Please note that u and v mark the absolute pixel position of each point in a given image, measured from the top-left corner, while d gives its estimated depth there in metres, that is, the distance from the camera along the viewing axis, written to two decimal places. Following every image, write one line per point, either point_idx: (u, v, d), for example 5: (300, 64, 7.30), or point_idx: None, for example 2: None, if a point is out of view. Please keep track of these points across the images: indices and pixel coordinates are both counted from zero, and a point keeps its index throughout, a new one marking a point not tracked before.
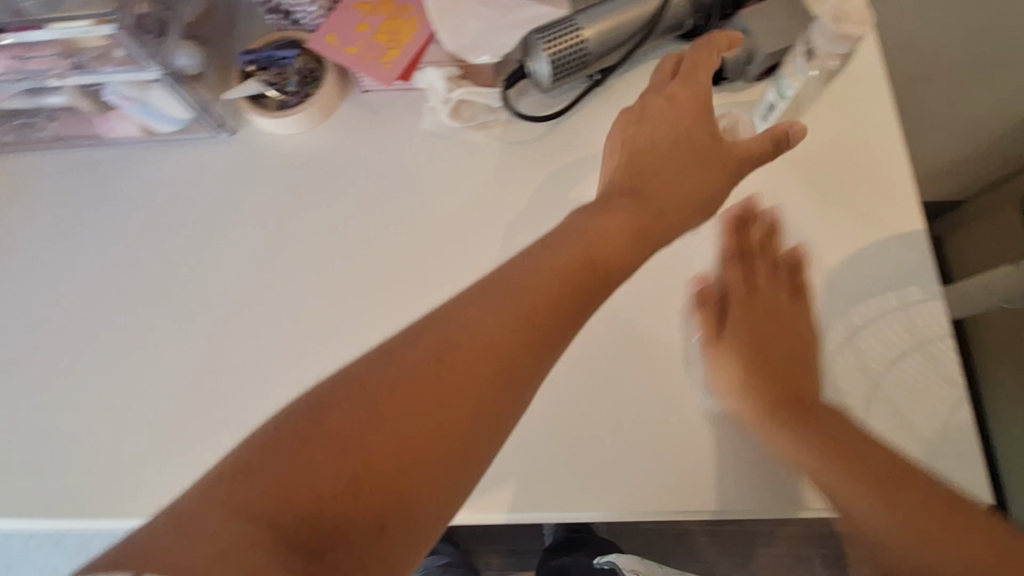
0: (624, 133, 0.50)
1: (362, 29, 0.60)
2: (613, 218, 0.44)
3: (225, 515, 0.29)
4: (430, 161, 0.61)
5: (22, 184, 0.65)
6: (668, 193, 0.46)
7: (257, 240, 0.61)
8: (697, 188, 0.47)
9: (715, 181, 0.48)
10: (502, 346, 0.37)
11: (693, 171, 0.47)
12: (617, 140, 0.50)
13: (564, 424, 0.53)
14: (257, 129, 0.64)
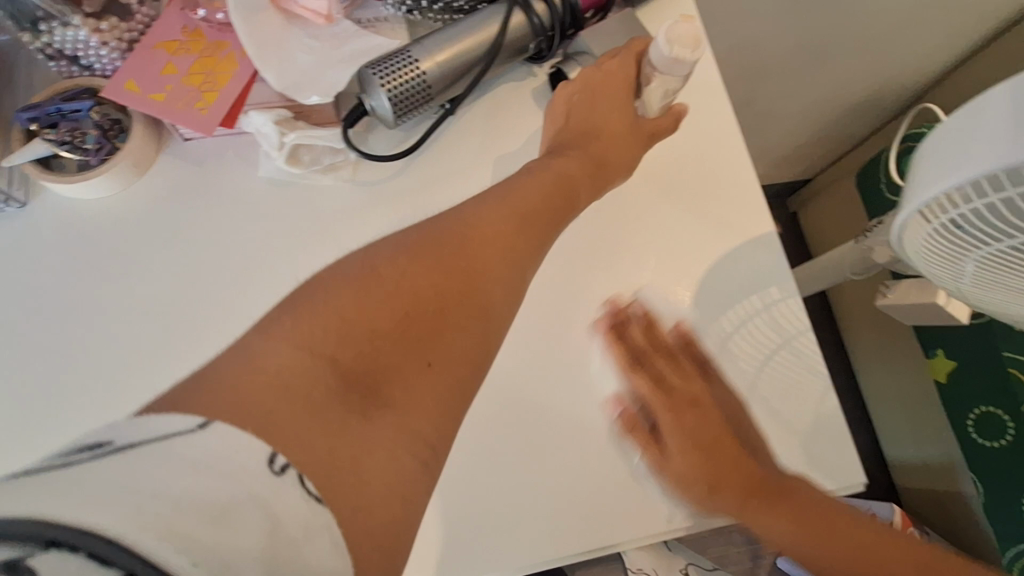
0: (597, 82, 0.54)
1: (170, 71, 0.53)
2: (529, 182, 0.47)
3: (221, 409, 0.28)
4: (272, 213, 0.55)
5: None
6: (615, 140, 0.54)
7: (71, 329, 0.52)
8: (638, 140, 0.55)
9: (645, 139, 0.55)
10: (501, 248, 0.42)
11: (607, 134, 0.54)
12: (582, 86, 0.54)
13: (453, 480, 0.50)
14: (54, 196, 0.54)
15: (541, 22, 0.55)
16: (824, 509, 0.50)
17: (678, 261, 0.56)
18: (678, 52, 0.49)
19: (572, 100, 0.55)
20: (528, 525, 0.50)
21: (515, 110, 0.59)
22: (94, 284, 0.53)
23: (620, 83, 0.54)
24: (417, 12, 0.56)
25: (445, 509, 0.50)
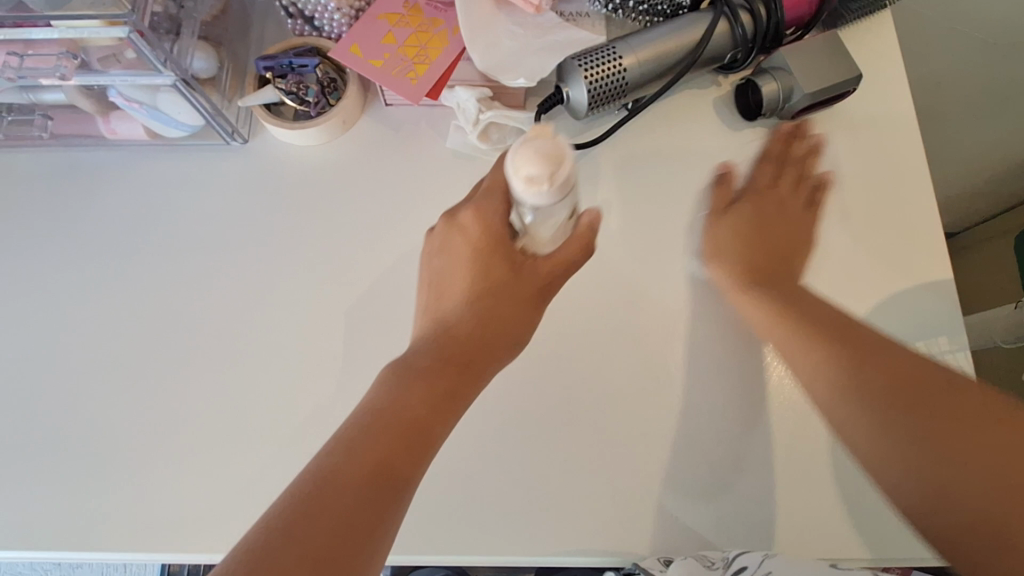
0: (470, 239, 0.47)
1: (390, 40, 0.57)
2: (457, 256, 0.47)
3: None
4: (450, 184, 0.59)
5: (11, 184, 0.61)
6: (518, 294, 0.46)
7: (265, 257, 0.58)
8: (521, 298, 0.47)
9: (534, 298, 0.47)
10: (450, 404, 0.42)
11: (502, 296, 0.46)
12: (456, 239, 0.47)
13: (585, 465, 0.52)
14: (270, 138, 0.61)
15: (744, 33, 0.55)
16: (901, 396, 0.42)
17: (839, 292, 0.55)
18: (532, 174, 0.36)
19: (453, 270, 0.47)
20: (655, 522, 0.51)
21: (694, 118, 0.60)
22: (291, 221, 0.59)
23: (492, 233, 0.46)
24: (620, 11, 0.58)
25: (575, 486, 0.51)
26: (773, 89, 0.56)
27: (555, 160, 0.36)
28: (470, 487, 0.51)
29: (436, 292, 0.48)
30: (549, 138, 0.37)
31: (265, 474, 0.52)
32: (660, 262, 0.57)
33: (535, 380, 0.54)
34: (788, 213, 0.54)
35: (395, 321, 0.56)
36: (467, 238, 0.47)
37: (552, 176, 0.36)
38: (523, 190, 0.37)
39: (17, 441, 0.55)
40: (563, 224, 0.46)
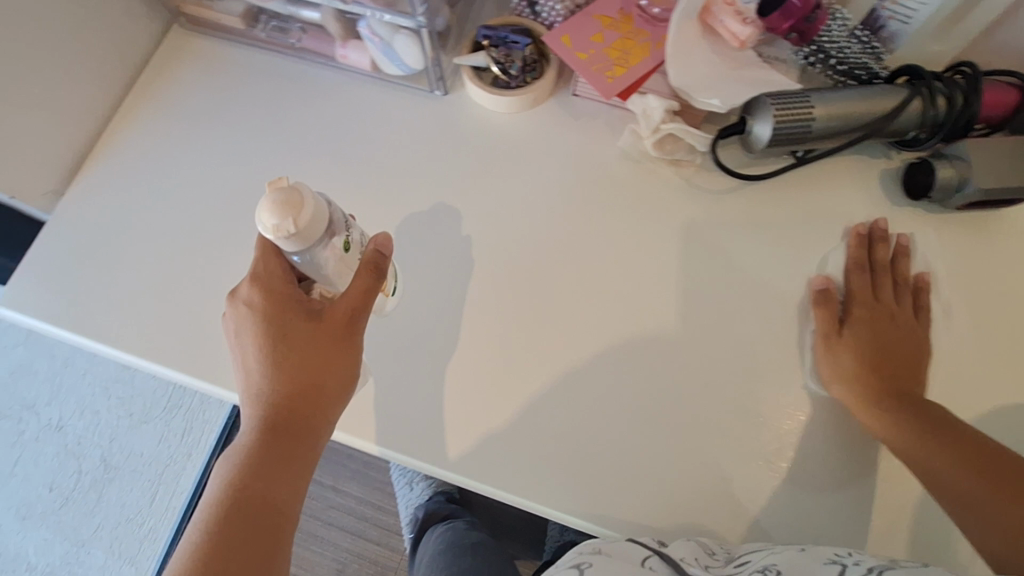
0: (259, 311, 0.53)
1: (598, 39, 0.63)
2: (260, 330, 0.53)
3: None
4: (612, 178, 0.64)
5: (245, 75, 0.70)
6: (327, 338, 0.53)
7: (435, 195, 0.65)
8: (333, 341, 0.53)
9: (343, 335, 0.53)
10: (290, 460, 0.51)
11: (300, 354, 0.52)
12: (242, 314, 0.53)
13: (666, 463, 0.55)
14: (466, 96, 0.68)
15: (936, 115, 0.58)
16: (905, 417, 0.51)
17: (961, 387, 0.56)
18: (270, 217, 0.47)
19: (251, 344, 0.53)
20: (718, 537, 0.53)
21: (855, 183, 0.63)
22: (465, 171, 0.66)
23: (275, 300, 0.53)
24: (817, 65, 0.62)
25: (653, 479, 0.54)
26: (950, 175, 0.57)
27: (294, 208, 0.47)
28: (562, 448, 0.55)
29: (246, 370, 0.53)
30: (286, 188, 0.47)
31: (387, 377, 0.59)
32: (789, 303, 0.59)
33: (642, 374, 0.57)
34: (904, 333, 0.55)
35: (528, 281, 0.61)
36: (251, 308, 0.53)
37: (297, 217, 0.47)
38: (279, 236, 0.47)
39: (191, 282, 0.63)
40: (344, 265, 0.53)
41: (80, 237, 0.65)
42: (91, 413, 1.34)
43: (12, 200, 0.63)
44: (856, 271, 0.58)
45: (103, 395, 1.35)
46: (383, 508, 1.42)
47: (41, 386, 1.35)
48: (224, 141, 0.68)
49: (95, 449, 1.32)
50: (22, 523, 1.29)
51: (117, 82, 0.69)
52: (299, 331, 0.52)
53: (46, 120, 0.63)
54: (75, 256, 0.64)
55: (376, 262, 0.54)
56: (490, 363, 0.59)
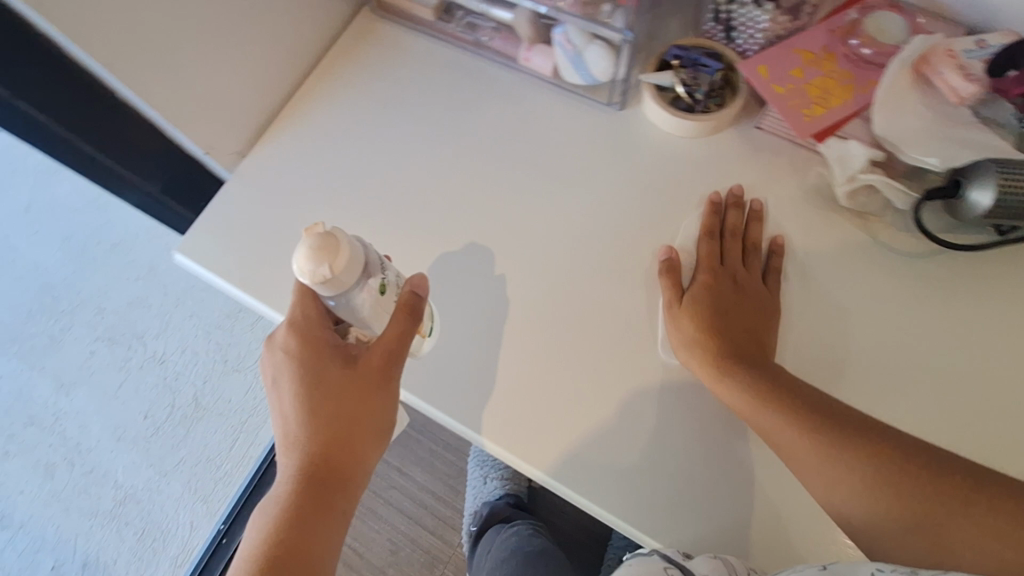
0: (296, 355, 0.57)
1: (798, 74, 0.60)
2: (300, 373, 0.57)
3: None
4: (789, 223, 0.61)
5: (425, 65, 0.70)
6: (363, 385, 0.57)
7: (600, 213, 0.63)
8: (367, 388, 0.57)
9: (378, 384, 0.57)
10: (319, 505, 0.55)
11: (334, 400, 0.56)
12: (283, 358, 0.58)
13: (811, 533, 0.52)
14: (642, 114, 0.66)
15: None
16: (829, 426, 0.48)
17: None
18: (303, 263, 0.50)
19: (290, 387, 0.57)
20: None
21: None
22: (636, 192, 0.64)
23: (310, 348, 0.57)
24: None
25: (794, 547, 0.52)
26: None
27: (330, 255, 0.49)
28: (700, 495, 0.54)
29: (284, 410, 0.58)
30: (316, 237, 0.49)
31: (531, 388, 0.58)
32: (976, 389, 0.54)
33: None
34: (746, 296, 0.57)
35: None
36: (289, 354, 0.58)
37: (331, 265, 0.49)
38: (315, 282, 0.50)
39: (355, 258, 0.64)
40: (380, 308, 0.56)
41: (255, 201, 0.67)
42: (188, 350, 1.61)
43: (202, 156, 0.65)
44: (734, 239, 0.60)
45: (204, 338, 1.62)
46: (444, 499, 1.45)
47: (172, 331, 1.63)
48: (397, 127, 0.69)
49: (186, 387, 1.58)
50: (117, 442, 1.54)
51: (306, 56, 0.71)
52: (335, 378, 0.56)
53: (245, 86, 0.65)
54: (247, 217, 0.67)
55: (410, 309, 0.57)
56: (637, 393, 0.57)
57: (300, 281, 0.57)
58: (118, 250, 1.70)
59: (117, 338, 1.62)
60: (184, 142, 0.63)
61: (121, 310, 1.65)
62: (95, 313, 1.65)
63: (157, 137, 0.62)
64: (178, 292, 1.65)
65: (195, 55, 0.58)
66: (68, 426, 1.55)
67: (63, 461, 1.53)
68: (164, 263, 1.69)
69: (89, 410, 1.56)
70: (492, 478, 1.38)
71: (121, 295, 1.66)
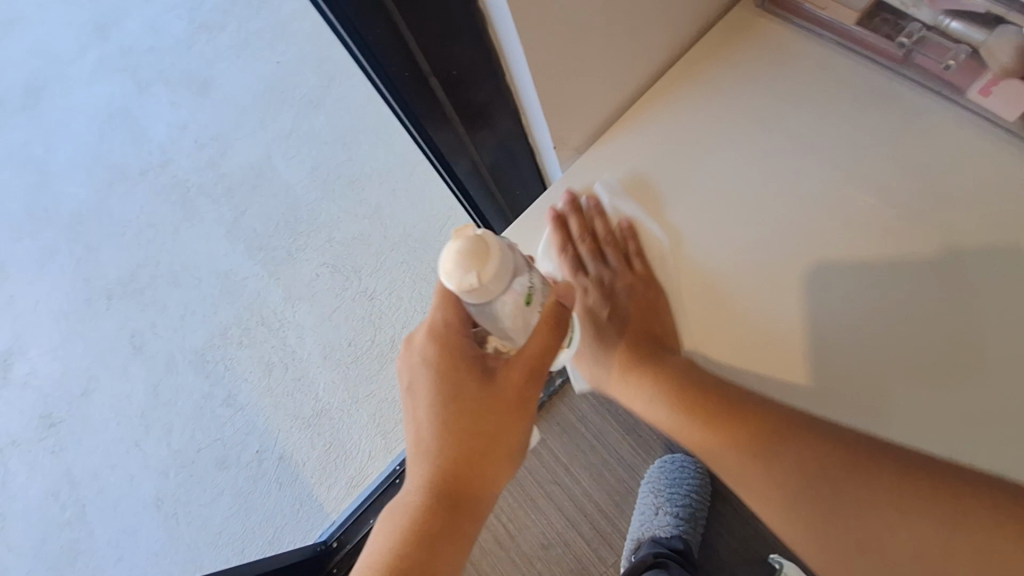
0: (435, 366, 0.55)
1: None
2: (435, 384, 0.55)
3: None
4: None
5: (820, 80, 0.58)
6: (496, 404, 0.54)
7: None
8: (501, 408, 0.55)
9: (513, 405, 0.55)
10: (445, 522, 0.54)
11: (468, 416, 0.55)
12: (420, 367, 0.56)
13: None
14: None
15: None
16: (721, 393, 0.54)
17: None
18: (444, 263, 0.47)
19: (426, 397, 0.56)
20: None
21: None
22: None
23: (446, 357, 0.55)
24: None
25: None
26: None
27: (480, 262, 0.46)
28: None
29: (416, 417, 0.57)
30: (462, 243, 0.46)
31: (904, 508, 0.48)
32: None
33: None
34: (642, 308, 0.60)
35: None
36: (425, 360, 0.56)
37: (481, 272, 0.46)
38: (462, 289, 0.47)
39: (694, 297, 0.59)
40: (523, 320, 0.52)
41: (583, 204, 0.62)
42: (394, 293, 1.72)
43: (548, 149, 0.62)
44: (612, 249, 0.62)
45: (410, 285, 1.71)
46: (607, 515, 1.33)
47: (386, 271, 1.75)
48: (769, 149, 0.58)
49: (387, 327, 1.69)
50: (323, 360, 1.69)
51: (671, 52, 0.62)
52: (472, 394, 0.54)
53: (611, 82, 0.59)
54: (575, 219, 0.62)
55: (553, 331, 0.53)
56: None
57: (442, 286, 0.53)
58: (354, 186, 1.85)
59: (339, 267, 1.78)
60: (539, 129, 0.58)
61: (347, 241, 1.80)
62: (325, 239, 1.82)
63: (514, 120, 0.59)
64: (396, 238, 1.76)
65: (592, 45, 0.52)
66: (288, 334, 1.74)
67: (279, 363, 1.71)
68: (391, 208, 1.81)
69: (307, 325, 1.74)
70: (665, 512, 1.27)
71: (349, 228, 1.81)
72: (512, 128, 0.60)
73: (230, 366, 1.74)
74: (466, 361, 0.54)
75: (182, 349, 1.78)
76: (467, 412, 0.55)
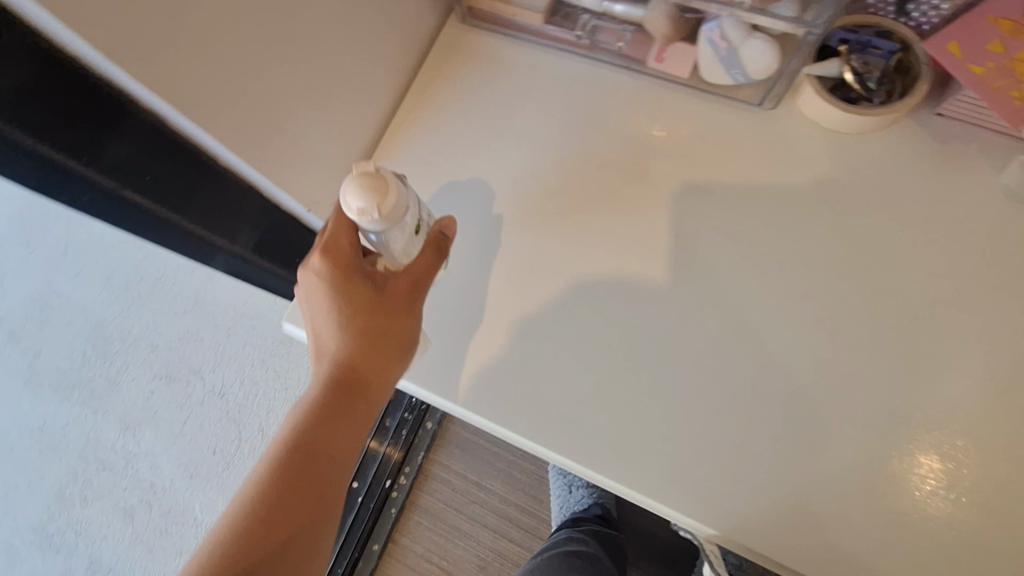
0: (324, 280, 0.50)
1: (998, 48, 0.50)
2: (323, 300, 0.51)
3: None
4: (993, 228, 0.52)
5: (535, 79, 0.62)
6: (391, 309, 0.51)
7: (769, 233, 0.54)
8: (393, 316, 0.51)
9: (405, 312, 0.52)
10: (326, 433, 0.49)
11: (370, 314, 0.51)
12: (311, 279, 0.51)
13: None
14: (798, 109, 0.57)
15: None
16: None
17: None
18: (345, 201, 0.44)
19: (320, 306, 0.51)
20: None
21: None
22: (809, 200, 0.54)
23: (340, 271, 0.50)
24: None
25: None
26: None
27: (379, 194, 0.43)
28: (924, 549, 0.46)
29: (313, 327, 0.52)
30: (372, 174, 0.44)
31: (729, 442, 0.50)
32: None
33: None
34: None
35: (881, 347, 0.50)
36: (321, 279, 0.51)
37: (381, 204, 0.44)
38: (362, 220, 0.44)
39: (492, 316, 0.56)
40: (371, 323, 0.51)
41: None
42: (248, 380, 1.56)
43: (303, 212, 0.58)
44: None
45: (262, 366, 1.56)
46: (527, 508, 1.20)
47: (228, 360, 1.56)
48: (510, 150, 0.60)
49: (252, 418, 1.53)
50: (189, 480, 1.48)
51: (396, 84, 0.62)
52: (365, 299, 0.51)
53: (340, 128, 0.57)
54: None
55: (438, 243, 0.53)
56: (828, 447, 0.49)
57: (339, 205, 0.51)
58: (163, 282, 1.64)
59: (174, 375, 1.57)
60: (283, 199, 0.56)
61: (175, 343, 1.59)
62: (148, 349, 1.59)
63: (251, 197, 0.55)
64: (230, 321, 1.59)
65: (292, 102, 0.50)
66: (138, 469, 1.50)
67: (138, 505, 1.48)
68: (215, 293, 1.64)
69: (158, 449, 1.52)
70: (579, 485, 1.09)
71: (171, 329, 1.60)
72: (253, 204, 0.56)
73: (81, 531, 1.47)
74: (359, 265, 0.51)
75: (12, 534, 1.48)
76: (363, 328, 0.51)
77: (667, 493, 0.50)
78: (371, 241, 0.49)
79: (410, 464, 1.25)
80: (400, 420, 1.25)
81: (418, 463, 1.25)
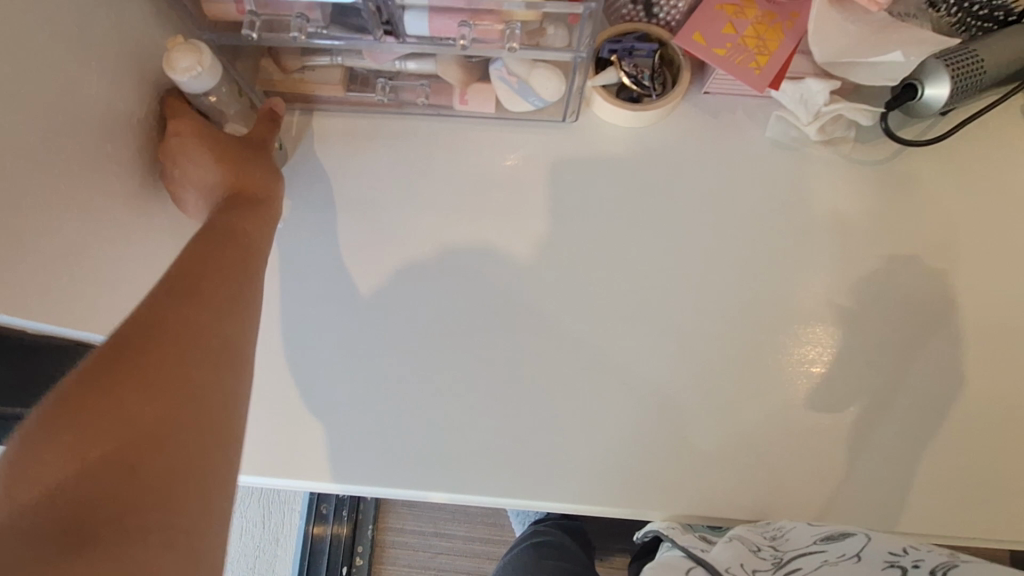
0: (189, 128, 0.51)
1: (731, 30, 0.59)
2: (193, 155, 0.50)
3: (42, 493, 0.31)
4: (775, 174, 0.61)
5: (357, 146, 0.63)
6: (262, 159, 0.53)
7: (605, 231, 0.60)
8: (258, 163, 0.53)
9: (267, 146, 0.55)
10: (205, 250, 0.43)
11: (237, 153, 0.52)
12: (173, 139, 0.50)
13: (901, 449, 0.54)
14: (597, 116, 0.63)
15: None
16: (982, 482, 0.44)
17: None
18: (165, 62, 0.47)
19: (192, 151, 0.50)
20: (973, 504, 0.53)
21: (1000, 122, 0.62)
22: (628, 192, 0.61)
23: (202, 134, 0.51)
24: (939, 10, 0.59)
25: (896, 466, 0.54)
26: None
27: (196, 51, 0.47)
28: (806, 458, 0.54)
29: (180, 176, 0.50)
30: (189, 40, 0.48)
31: (632, 426, 0.54)
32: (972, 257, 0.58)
33: (861, 367, 0.56)
34: None
35: (723, 301, 0.58)
36: (184, 129, 0.50)
37: (200, 60, 0.47)
38: (184, 78, 0.47)
39: (387, 386, 0.56)
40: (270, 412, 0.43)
41: None
42: None
43: None
44: None
45: None
46: (492, 539, 1.13)
47: None
48: (352, 220, 0.61)
49: None
50: None
51: None
52: (225, 142, 0.52)
53: (162, 250, 0.54)
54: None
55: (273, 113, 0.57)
56: (709, 400, 0.55)
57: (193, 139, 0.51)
58: None
59: None
60: None
61: None
62: None
63: None
64: None
65: (96, 244, 0.46)
66: None
67: None
68: None
69: None
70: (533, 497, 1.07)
71: None
72: None
73: None
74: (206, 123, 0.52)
75: None
76: (222, 159, 0.51)
77: (592, 492, 0.53)
78: (201, 106, 0.52)
79: (362, 543, 1.13)
80: (337, 503, 1.14)
81: (369, 539, 1.13)
